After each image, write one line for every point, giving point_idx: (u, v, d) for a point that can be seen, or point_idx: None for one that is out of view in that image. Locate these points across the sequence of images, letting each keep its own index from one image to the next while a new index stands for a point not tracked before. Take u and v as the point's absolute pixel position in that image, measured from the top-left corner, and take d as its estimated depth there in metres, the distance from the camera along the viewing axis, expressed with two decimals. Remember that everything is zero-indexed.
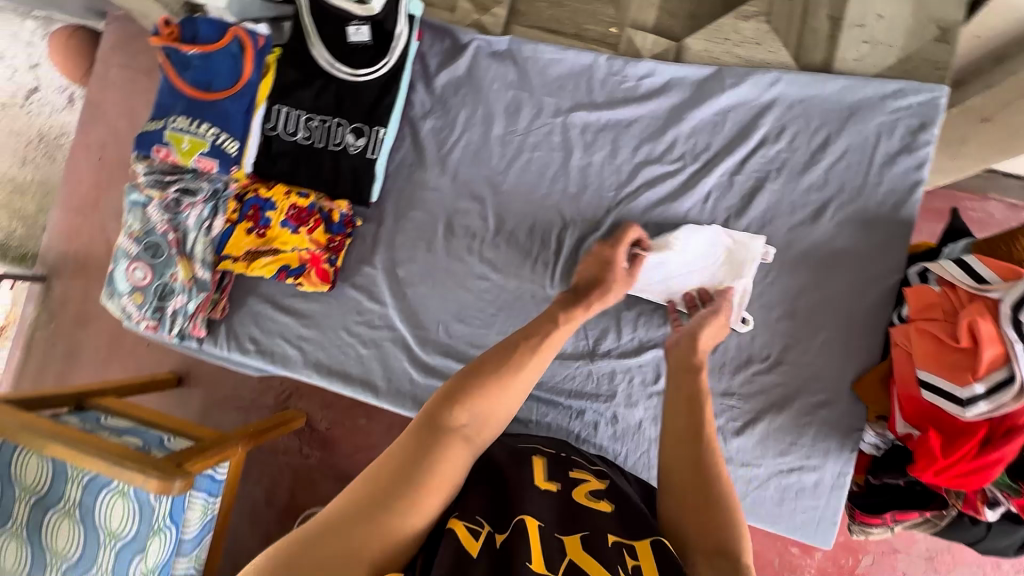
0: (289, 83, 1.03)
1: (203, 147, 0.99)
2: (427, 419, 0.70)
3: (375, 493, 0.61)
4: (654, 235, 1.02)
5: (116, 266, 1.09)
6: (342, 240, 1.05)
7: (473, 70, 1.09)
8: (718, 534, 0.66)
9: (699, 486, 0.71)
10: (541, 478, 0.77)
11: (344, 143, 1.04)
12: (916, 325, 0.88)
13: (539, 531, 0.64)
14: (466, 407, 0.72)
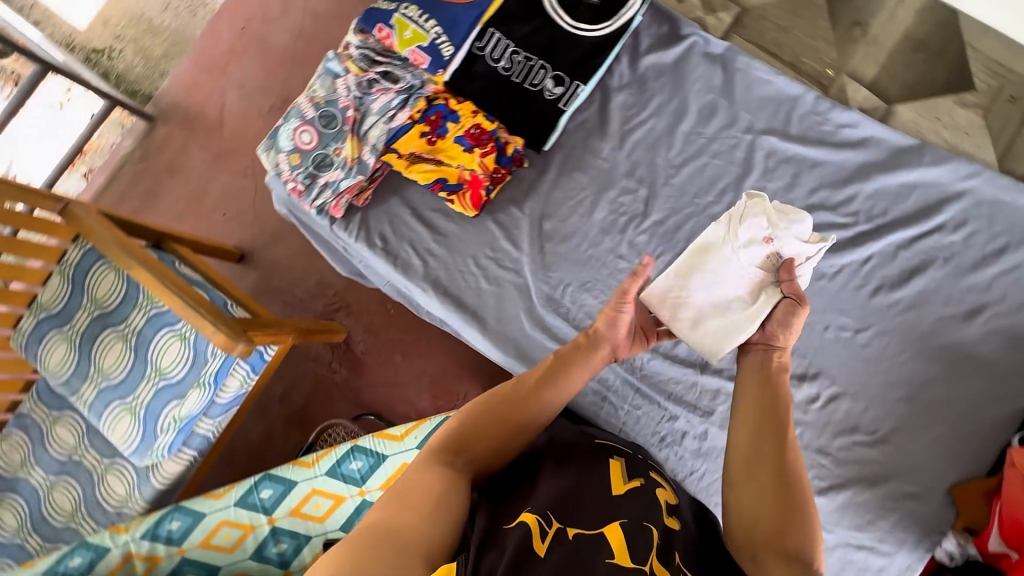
0: (511, 13, 1.05)
1: (425, 42, 1.01)
2: (453, 444, 0.82)
3: (416, 510, 0.73)
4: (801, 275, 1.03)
5: (283, 123, 1.11)
6: (505, 173, 1.07)
7: (682, 62, 1.09)
8: (788, 542, 0.71)
9: (762, 498, 0.75)
10: (622, 480, 0.86)
11: (542, 86, 1.06)
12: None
13: (623, 534, 0.74)
14: (486, 424, 0.84)
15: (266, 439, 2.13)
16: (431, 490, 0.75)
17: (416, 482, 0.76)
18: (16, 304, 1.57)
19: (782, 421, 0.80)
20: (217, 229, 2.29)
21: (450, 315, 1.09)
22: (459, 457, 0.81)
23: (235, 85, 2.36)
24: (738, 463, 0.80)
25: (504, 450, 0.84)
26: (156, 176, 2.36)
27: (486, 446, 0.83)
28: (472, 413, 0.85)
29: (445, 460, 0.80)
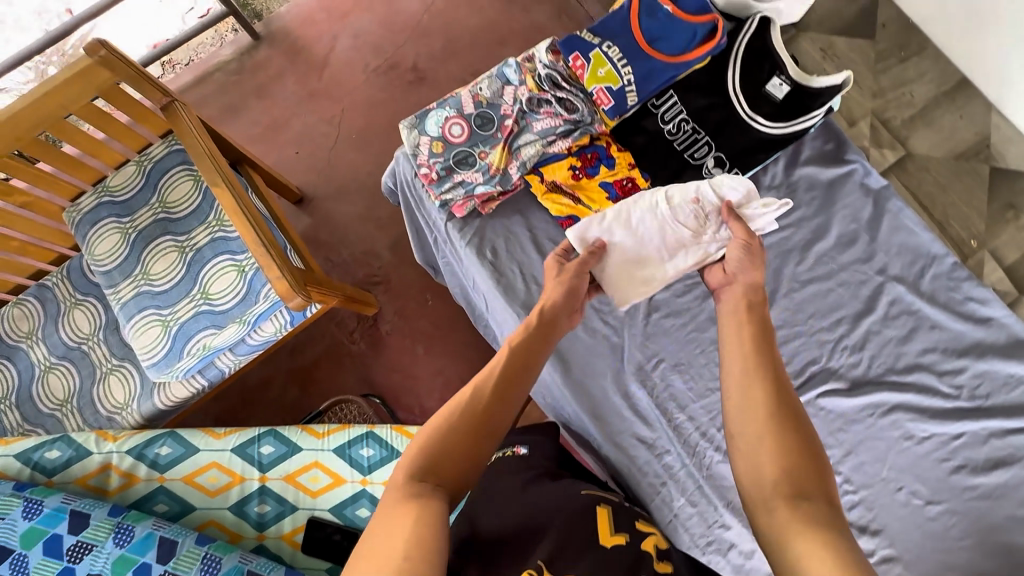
0: (696, 85, 1.18)
1: (614, 83, 1.14)
2: (420, 469, 0.78)
3: (406, 550, 0.66)
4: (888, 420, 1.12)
5: (435, 111, 1.16)
6: (637, 231, 1.17)
7: (835, 185, 1.21)
8: (800, 483, 0.73)
9: (764, 443, 0.78)
10: (609, 530, 0.86)
11: (702, 161, 1.17)
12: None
13: None
14: (453, 431, 0.82)
15: (263, 384, 2.07)
16: (413, 528, 0.69)
17: (395, 527, 0.69)
18: (80, 176, 1.52)
19: (761, 367, 0.85)
20: (284, 164, 2.25)
21: (537, 350, 1.14)
22: (432, 476, 0.77)
23: (349, 33, 2.34)
24: (733, 417, 0.83)
25: (479, 458, 0.82)
26: (242, 92, 2.32)
27: (458, 458, 0.80)
28: (437, 430, 0.82)
29: (417, 487, 0.75)
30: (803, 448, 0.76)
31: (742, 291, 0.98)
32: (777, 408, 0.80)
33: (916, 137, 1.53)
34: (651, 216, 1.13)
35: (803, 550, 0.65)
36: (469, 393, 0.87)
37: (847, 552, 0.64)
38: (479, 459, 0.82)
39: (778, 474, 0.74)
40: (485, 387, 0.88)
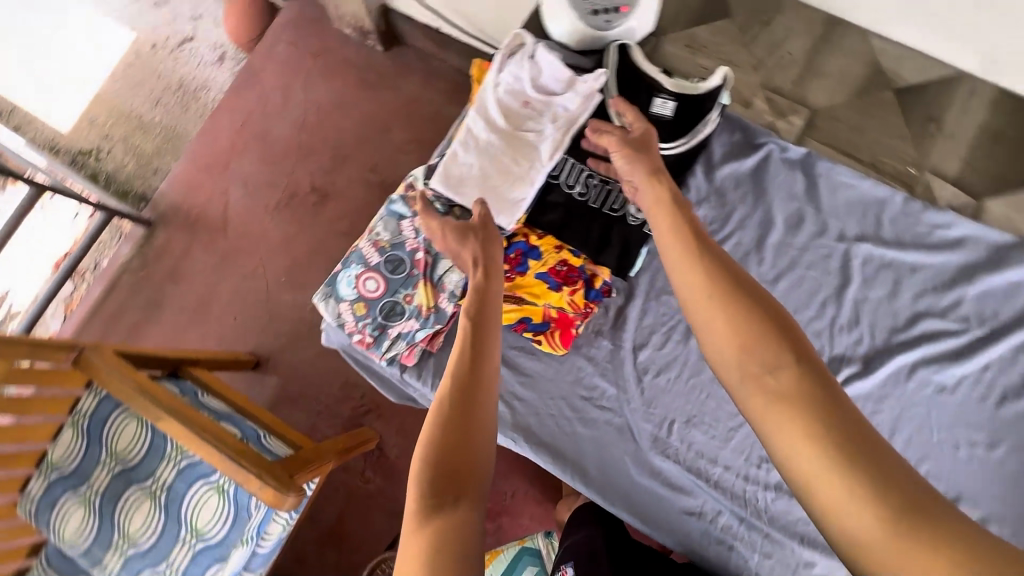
0: (586, 139, 1.20)
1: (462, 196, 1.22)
2: (427, 487, 0.75)
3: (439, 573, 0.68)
4: (907, 366, 1.15)
5: (344, 273, 1.13)
6: (592, 307, 1.19)
7: (759, 171, 1.26)
8: (767, 359, 0.68)
9: (728, 333, 0.71)
10: None
11: (625, 212, 1.18)
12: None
13: None
14: (453, 438, 0.79)
15: (298, 561, 1.94)
16: (443, 548, 0.70)
17: (424, 554, 0.70)
18: (18, 466, 1.37)
19: (702, 237, 0.81)
20: (226, 334, 2.15)
21: (548, 459, 1.19)
22: (448, 489, 0.75)
23: (237, 182, 2.26)
24: (694, 306, 0.76)
25: (485, 453, 0.80)
26: (158, 281, 2.22)
27: (467, 462, 0.78)
28: (432, 439, 0.79)
29: (433, 505, 0.74)
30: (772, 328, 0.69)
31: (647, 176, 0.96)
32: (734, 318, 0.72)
33: (814, 90, 1.34)
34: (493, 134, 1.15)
35: (776, 433, 0.64)
36: (454, 392, 0.82)
37: (824, 430, 0.62)
38: (485, 455, 0.80)
39: (753, 372, 0.68)
40: (468, 382, 0.83)
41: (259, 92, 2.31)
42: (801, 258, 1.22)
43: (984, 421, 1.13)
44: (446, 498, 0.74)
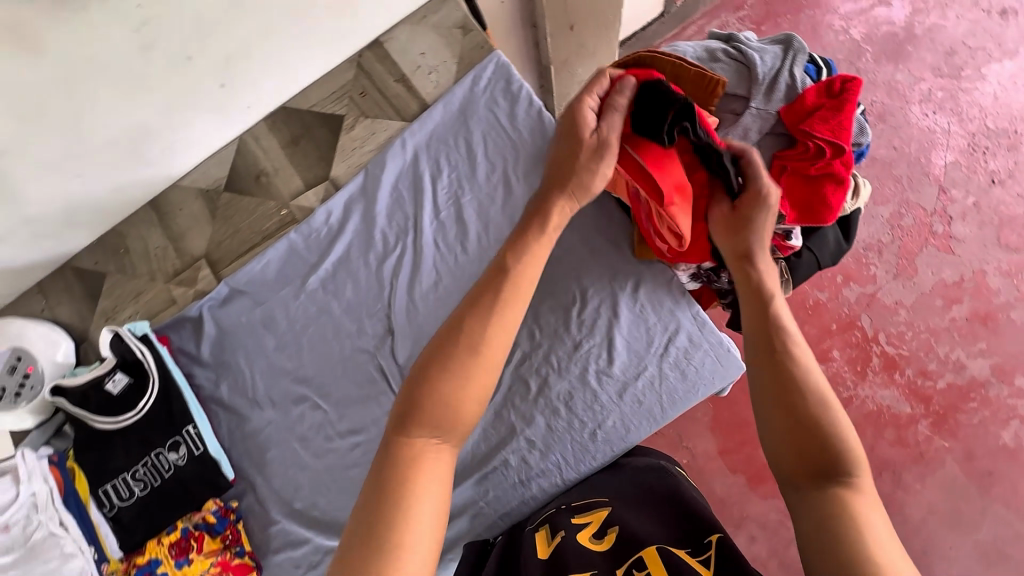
0: (96, 464, 1.11)
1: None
2: (411, 424, 0.68)
3: (382, 508, 0.61)
4: (415, 292, 1.15)
5: None
6: (232, 529, 1.08)
7: (221, 325, 1.21)
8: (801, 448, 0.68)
9: (790, 376, 0.74)
10: (543, 546, 0.85)
11: (171, 463, 1.11)
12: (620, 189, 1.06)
13: None
14: (451, 342, 0.73)
15: None
16: (378, 486, 0.64)
17: (371, 495, 0.63)
18: None
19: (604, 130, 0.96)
20: None
21: None
22: (441, 409, 0.68)
23: None
24: (746, 322, 0.83)
25: (478, 386, 0.72)
26: None
27: (450, 387, 0.70)
28: (453, 339, 0.73)
29: (417, 431, 0.68)
30: (775, 329, 0.79)
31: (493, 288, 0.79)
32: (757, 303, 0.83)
33: (190, 243, 1.28)
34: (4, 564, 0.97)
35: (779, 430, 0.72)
36: (511, 261, 0.82)
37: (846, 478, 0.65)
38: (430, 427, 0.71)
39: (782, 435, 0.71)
40: (483, 290, 0.79)
41: None
42: (298, 321, 1.18)
43: (511, 233, 1.14)
44: (429, 441, 0.68)
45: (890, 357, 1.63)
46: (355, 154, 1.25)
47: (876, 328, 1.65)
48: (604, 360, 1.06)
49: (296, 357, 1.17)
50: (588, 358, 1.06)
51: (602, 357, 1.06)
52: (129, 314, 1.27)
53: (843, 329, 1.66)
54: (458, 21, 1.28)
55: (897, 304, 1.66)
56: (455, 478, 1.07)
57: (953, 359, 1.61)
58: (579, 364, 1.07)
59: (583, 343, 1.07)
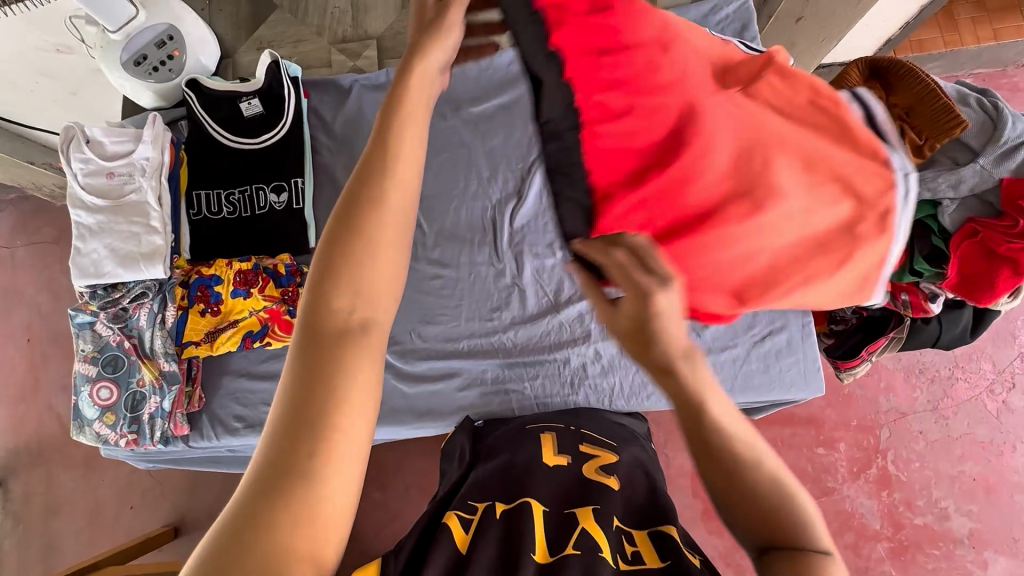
0: (201, 168, 1.11)
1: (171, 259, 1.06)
2: (312, 307, 0.40)
3: (301, 424, 0.36)
4: None
5: (77, 396, 1.06)
6: (295, 289, 1.09)
7: (364, 107, 1.19)
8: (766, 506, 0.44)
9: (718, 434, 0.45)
10: (551, 456, 0.83)
11: (269, 203, 1.11)
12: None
13: (543, 520, 0.69)
14: (363, 176, 0.43)
15: None
16: (296, 389, 0.38)
17: (290, 392, 0.38)
18: None
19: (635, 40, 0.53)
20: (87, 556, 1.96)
21: None
22: (347, 274, 0.40)
23: (58, 393, 2.06)
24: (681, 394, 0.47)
25: (391, 246, 0.42)
26: (38, 526, 1.99)
27: (365, 262, 0.41)
28: (359, 178, 0.42)
29: (334, 296, 0.40)
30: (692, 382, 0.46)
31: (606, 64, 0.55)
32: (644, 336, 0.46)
33: (370, 20, 1.25)
34: (99, 207, 0.97)
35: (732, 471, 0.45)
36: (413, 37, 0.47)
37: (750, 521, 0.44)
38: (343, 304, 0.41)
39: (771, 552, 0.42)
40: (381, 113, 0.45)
41: (26, 304, 2.12)
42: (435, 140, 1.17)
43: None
44: (350, 317, 0.40)
45: (887, 474, 1.52)
46: None
47: (889, 443, 1.53)
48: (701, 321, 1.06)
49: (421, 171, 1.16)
50: None
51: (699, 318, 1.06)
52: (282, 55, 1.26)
53: (860, 429, 1.56)
54: None
55: (921, 433, 1.54)
56: (513, 351, 1.08)
57: (942, 507, 1.48)
58: None
59: None
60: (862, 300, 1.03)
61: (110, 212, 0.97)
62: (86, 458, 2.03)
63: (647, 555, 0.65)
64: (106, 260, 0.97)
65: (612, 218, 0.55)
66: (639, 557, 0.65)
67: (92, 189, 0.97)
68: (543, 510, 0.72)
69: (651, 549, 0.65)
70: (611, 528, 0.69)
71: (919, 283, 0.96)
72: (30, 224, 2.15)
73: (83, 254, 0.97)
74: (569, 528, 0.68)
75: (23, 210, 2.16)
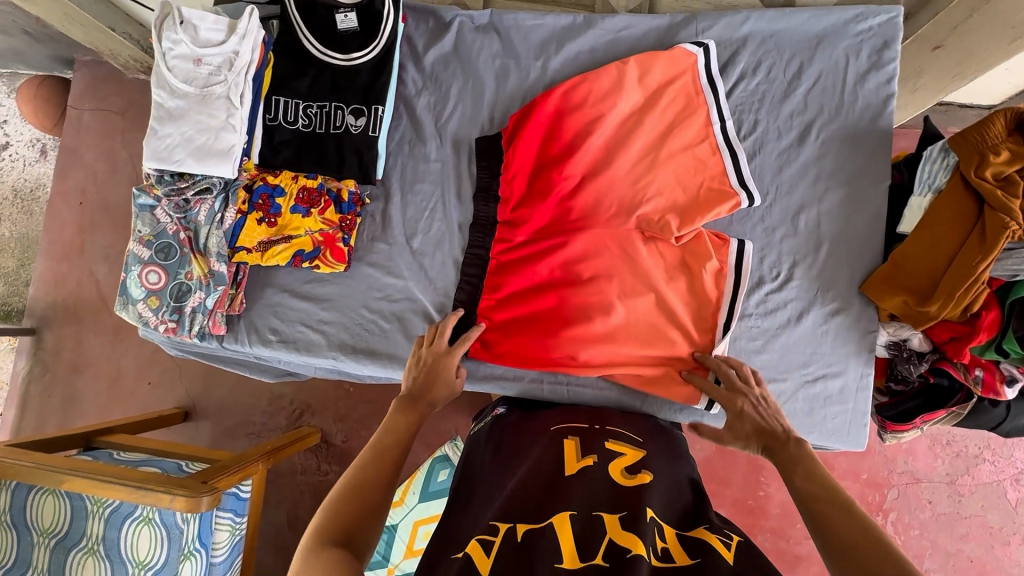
0: (285, 74, 1.08)
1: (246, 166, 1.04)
2: (332, 512, 0.66)
3: None
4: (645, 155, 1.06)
5: (127, 273, 1.07)
6: (353, 218, 1.07)
7: (460, 45, 1.13)
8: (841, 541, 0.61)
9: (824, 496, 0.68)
10: (576, 458, 0.78)
11: (345, 124, 1.07)
12: (648, 87, 1.04)
13: (571, 521, 0.64)
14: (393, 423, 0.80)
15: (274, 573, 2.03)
16: None
17: None
18: None
19: (583, 156, 1.03)
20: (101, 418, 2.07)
21: (367, 367, 1.08)
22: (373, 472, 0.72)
23: (100, 260, 2.13)
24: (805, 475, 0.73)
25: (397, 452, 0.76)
26: (62, 379, 2.10)
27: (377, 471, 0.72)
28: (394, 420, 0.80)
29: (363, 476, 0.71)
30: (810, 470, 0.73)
31: (590, 160, 1.03)
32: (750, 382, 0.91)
33: None
34: (182, 94, 0.95)
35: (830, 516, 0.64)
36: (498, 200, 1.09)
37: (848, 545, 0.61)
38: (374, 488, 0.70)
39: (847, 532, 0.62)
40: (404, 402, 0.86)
41: (83, 167, 2.16)
42: (527, 95, 1.11)
43: (771, 179, 1.05)
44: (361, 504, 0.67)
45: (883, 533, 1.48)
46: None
47: (894, 504, 1.49)
48: (755, 346, 1.01)
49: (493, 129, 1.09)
50: (744, 333, 1.02)
51: (754, 344, 1.01)
52: None
53: (868, 483, 1.50)
54: None
55: (930, 503, 1.49)
56: None
57: None
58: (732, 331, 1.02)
59: (748, 318, 1.02)
60: (931, 365, 0.98)
61: (191, 100, 0.96)
62: (114, 328, 2.10)
63: (676, 551, 0.62)
64: (178, 148, 0.95)
65: (526, 259, 1.05)
66: (671, 554, 0.62)
67: (177, 72, 0.95)
68: (569, 515, 0.65)
69: (681, 547, 0.63)
70: (643, 522, 0.65)
71: (999, 363, 0.92)
72: (99, 89, 2.16)
73: (158, 136, 0.96)
74: (596, 532, 0.62)
75: (95, 74, 2.16)
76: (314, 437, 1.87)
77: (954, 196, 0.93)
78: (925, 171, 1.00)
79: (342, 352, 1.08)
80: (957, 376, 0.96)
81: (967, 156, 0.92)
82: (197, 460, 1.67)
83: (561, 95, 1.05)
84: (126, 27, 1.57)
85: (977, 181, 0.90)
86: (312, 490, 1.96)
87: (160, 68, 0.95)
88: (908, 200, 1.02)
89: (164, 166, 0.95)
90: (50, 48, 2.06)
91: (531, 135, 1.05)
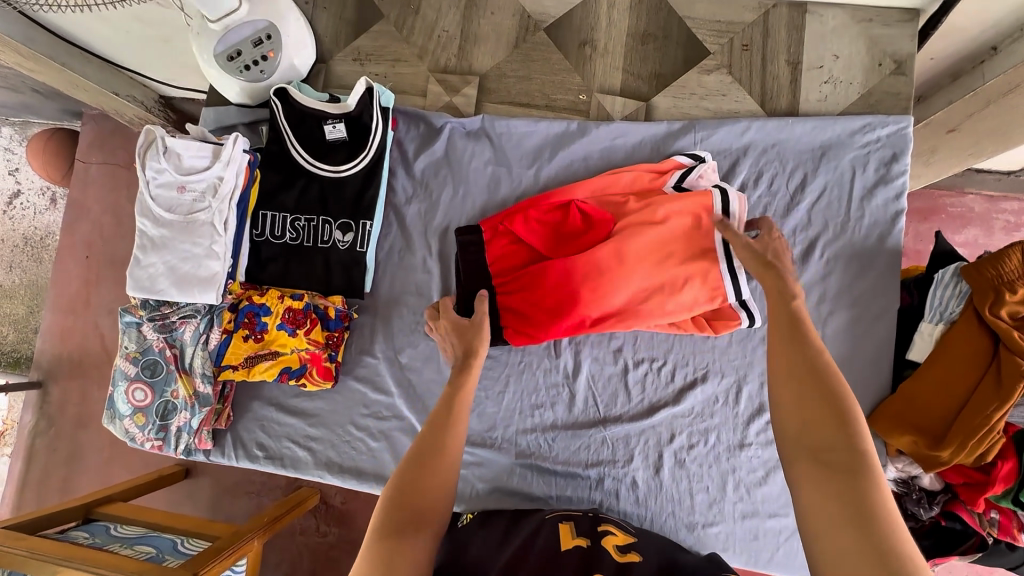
0: (273, 188, 1.06)
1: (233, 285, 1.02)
2: (393, 503, 0.66)
3: None
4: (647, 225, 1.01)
5: (114, 388, 1.06)
6: (340, 335, 1.05)
7: (451, 152, 1.10)
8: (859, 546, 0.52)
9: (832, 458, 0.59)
10: (568, 538, 0.77)
11: (332, 239, 1.05)
12: (630, 194, 0.99)
13: None
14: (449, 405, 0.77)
15: None
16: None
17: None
18: None
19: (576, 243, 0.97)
20: (102, 475, 2.07)
21: (353, 485, 1.06)
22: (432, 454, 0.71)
23: (104, 314, 2.13)
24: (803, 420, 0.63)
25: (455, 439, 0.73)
26: (66, 434, 2.10)
27: (432, 474, 0.69)
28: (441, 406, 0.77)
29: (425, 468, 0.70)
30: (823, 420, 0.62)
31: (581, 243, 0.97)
32: (779, 312, 0.73)
33: (477, 52, 1.14)
34: (165, 222, 0.94)
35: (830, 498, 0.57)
36: None
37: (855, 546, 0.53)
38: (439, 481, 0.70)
39: (859, 560, 0.51)
40: (450, 394, 0.79)
41: (90, 222, 2.17)
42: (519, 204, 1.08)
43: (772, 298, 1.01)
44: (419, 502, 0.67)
45: None
46: (691, 100, 1.08)
47: None
48: (755, 478, 0.97)
49: (470, 227, 1.02)
50: (742, 464, 0.98)
51: (754, 475, 0.97)
52: (377, 71, 1.16)
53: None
54: (900, 49, 1.03)
55: None
56: (555, 457, 1.02)
57: None
58: (731, 463, 0.98)
59: (748, 447, 0.98)
60: (944, 507, 0.92)
61: (174, 228, 0.94)
62: None
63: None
64: (162, 277, 0.94)
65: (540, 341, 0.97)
66: None
67: (160, 201, 0.94)
68: None
69: None
70: None
71: (1017, 511, 0.86)
72: (106, 144, 2.17)
73: (141, 265, 0.94)
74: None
75: (102, 128, 2.18)
76: (314, 500, 1.85)
77: (966, 334, 0.88)
78: (937, 296, 0.95)
79: (329, 470, 1.06)
80: (972, 521, 0.90)
81: (982, 291, 0.87)
82: (193, 535, 1.66)
83: (543, 210, 1.01)
84: (128, 88, 1.50)
85: (992, 320, 0.85)
86: (310, 552, 1.94)
87: (143, 196, 0.94)
88: (919, 325, 0.97)
89: (146, 295, 0.94)
90: (58, 105, 2.08)
91: (510, 249, 1.01)
